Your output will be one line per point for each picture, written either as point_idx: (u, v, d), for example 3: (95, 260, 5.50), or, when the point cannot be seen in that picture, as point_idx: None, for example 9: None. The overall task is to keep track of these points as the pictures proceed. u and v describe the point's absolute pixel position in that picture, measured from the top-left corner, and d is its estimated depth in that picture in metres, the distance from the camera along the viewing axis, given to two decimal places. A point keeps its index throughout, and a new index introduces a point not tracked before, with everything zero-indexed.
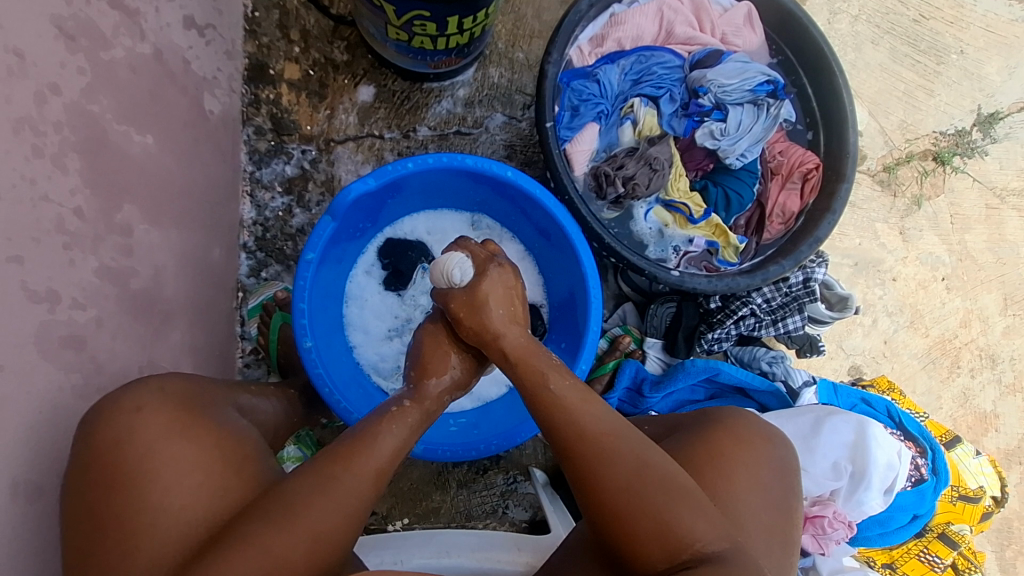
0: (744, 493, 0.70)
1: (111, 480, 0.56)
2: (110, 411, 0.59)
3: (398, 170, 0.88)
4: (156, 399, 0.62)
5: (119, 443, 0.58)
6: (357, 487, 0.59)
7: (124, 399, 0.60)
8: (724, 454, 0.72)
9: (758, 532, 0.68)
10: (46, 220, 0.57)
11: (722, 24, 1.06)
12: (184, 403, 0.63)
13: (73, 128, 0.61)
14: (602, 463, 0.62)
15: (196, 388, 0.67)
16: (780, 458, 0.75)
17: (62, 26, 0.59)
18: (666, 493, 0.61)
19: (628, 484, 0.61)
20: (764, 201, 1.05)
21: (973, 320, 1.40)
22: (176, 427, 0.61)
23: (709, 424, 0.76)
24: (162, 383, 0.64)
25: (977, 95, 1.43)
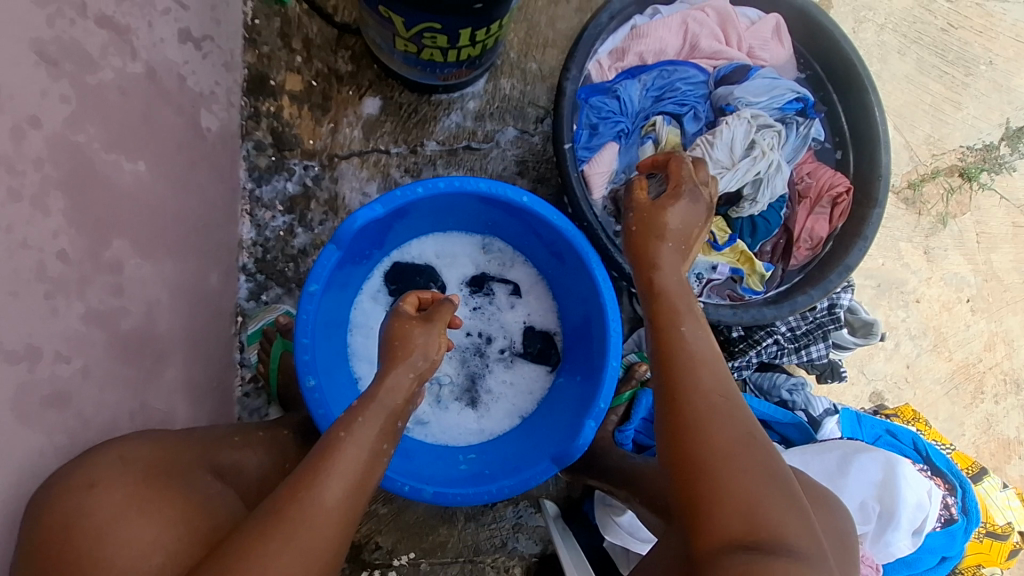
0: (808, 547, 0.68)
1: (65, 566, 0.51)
2: (60, 488, 0.53)
3: (407, 195, 0.83)
4: (114, 472, 0.57)
5: (70, 525, 0.52)
6: (324, 534, 0.57)
7: (76, 476, 0.54)
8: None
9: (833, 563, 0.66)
10: (24, 270, 0.52)
11: (749, 37, 1.00)
12: (147, 473, 0.59)
13: (56, 163, 0.56)
14: (710, 423, 0.63)
15: (162, 453, 0.63)
16: (838, 525, 0.72)
17: (43, 51, 0.54)
18: (761, 476, 0.60)
19: (727, 450, 0.61)
20: (792, 225, 0.99)
21: (998, 343, 1.35)
22: (134, 504, 0.56)
23: None
24: (123, 450, 0.59)
25: (1005, 108, 1.38)
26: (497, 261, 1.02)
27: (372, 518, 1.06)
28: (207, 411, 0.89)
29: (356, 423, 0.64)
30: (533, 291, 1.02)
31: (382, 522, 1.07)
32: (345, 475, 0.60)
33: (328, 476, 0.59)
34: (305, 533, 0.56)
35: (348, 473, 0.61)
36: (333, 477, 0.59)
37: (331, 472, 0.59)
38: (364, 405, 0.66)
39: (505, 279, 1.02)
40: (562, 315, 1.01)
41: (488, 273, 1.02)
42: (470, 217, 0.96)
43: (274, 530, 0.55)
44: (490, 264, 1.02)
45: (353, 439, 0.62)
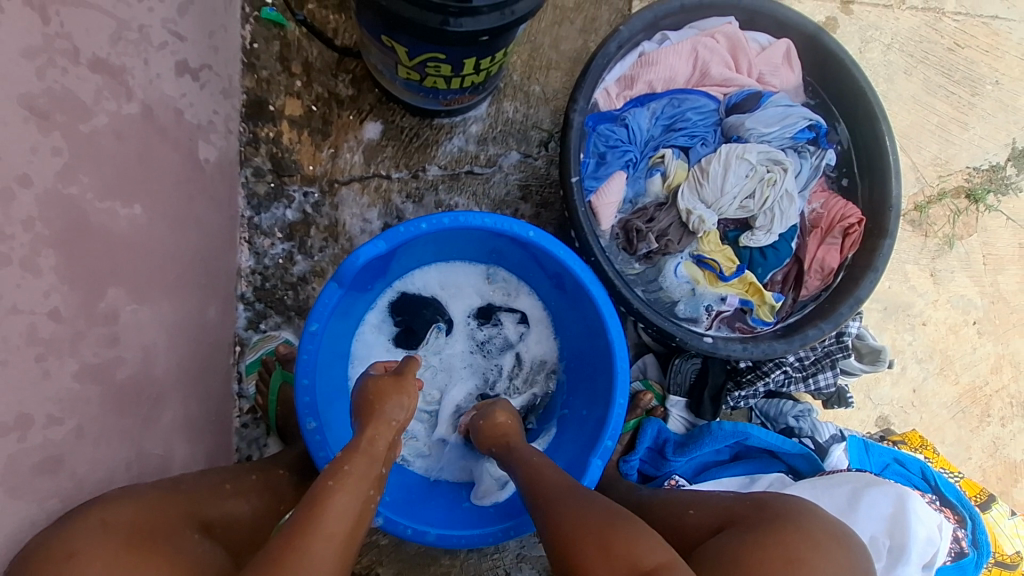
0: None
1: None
2: (37, 562, 0.49)
3: (409, 231, 0.82)
4: (96, 539, 0.53)
5: None
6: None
7: (56, 545, 0.51)
8: (801, 560, 0.68)
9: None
10: (15, 334, 0.50)
11: (760, 63, 0.97)
12: (132, 534, 0.56)
13: (47, 220, 0.54)
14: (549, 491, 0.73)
15: (148, 512, 0.59)
16: (857, 563, 0.70)
17: (33, 104, 0.52)
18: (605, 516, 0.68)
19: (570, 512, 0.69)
20: (802, 255, 0.98)
21: (1004, 366, 1.34)
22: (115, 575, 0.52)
23: (777, 520, 0.73)
24: (105, 512, 0.56)
25: (1011, 128, 1.37)
26: (502, 291, 0.99)
27: (374, 549, 1.04)
28: (206, 449, 0.87)
29: (348, 471, 0.63)
30: (539, 321, 1.00)
31: (383, 553, 1.05)
32: (337, 527, 0.59)
33: (319, 530, 0.58)
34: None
35: (340, 527, 0.59)
36: (324, 531, 0.58)
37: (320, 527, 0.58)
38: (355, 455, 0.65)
39: (510, 309, 1.00)
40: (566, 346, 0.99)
41: (492, 303, 0.99)
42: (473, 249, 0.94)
43: None
44: (496, 294, 1.00)
45: (345, 488, 0.62)
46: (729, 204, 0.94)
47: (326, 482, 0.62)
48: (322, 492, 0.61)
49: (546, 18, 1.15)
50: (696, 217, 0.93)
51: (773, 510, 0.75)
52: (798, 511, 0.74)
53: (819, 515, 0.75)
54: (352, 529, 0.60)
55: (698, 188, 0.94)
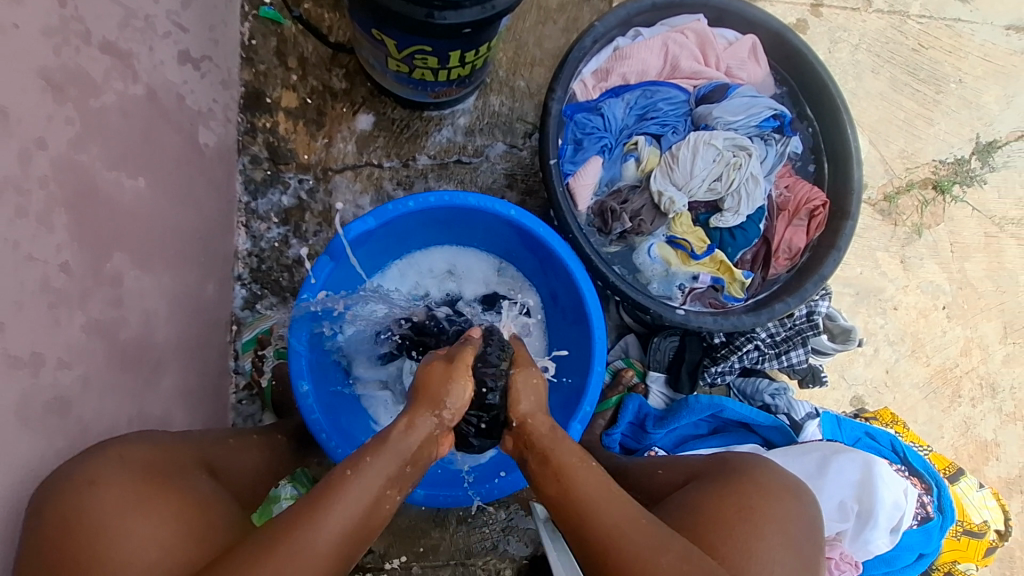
0: (771, 542, 0.67)
1: (63, 563, 0.52)
2: (64, 485, 0.55)
3: (399, 209, 0.87)
4: (114, 470, 0.58)
5: (73, 519, 0.54)
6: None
7: (78, 471, 0.56)
8: (753, 508, 0.70)
9: (773, 543, 0.67)
10: (29, 283, 0.54)
11: (727, 57, 1.04)
12: (147, 470, 0.60)
13: (60, 182, 0.58)
14: (596, 514, 0.61)
15: (162, 452, 0.65)
16: (810, 513, 0.73)
17: (49, 77, 0.56)
18: (678, 560, 0.60)
19: (624, 552, 0.60)
20: (771, 236, 1.03)
21: (973, 349, 1.39)
22: (134, 499, 0.57)
23: (732, 473, 0.77)
24: (123, 450, 0.61)
25: (975, 123, 1.44)
26: (507, 284, 1.04)
27: None
28: (203, 417, 0.91)
29: (373, 459, 0.58)
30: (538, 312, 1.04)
31: None
32: (345, 516, 0.56)
33: (326, 518, 0.55)
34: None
35: (351, 513, 0.56)
36: (331, 518, 0.55)
37: (327, 514, 0.55)
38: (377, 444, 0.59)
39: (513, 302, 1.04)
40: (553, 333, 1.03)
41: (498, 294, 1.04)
42: (475, 235, 0.99)
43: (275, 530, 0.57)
44: (501, 285, 1.04)
45: (363, 476, 0.57)
46: (699, 186, 0.99)
47: (347, 467, 0.58)
48: (343, 478, 0.57)
49: (530, 17, 1.21)
50: (667, 198, 0.98)
51: (734, 465, 0.79)
52: (752, 466, 0.78)
53: (776, 470, 0.78)
54: (363, 522, 0.57)
55: (669, 173, 0.99)
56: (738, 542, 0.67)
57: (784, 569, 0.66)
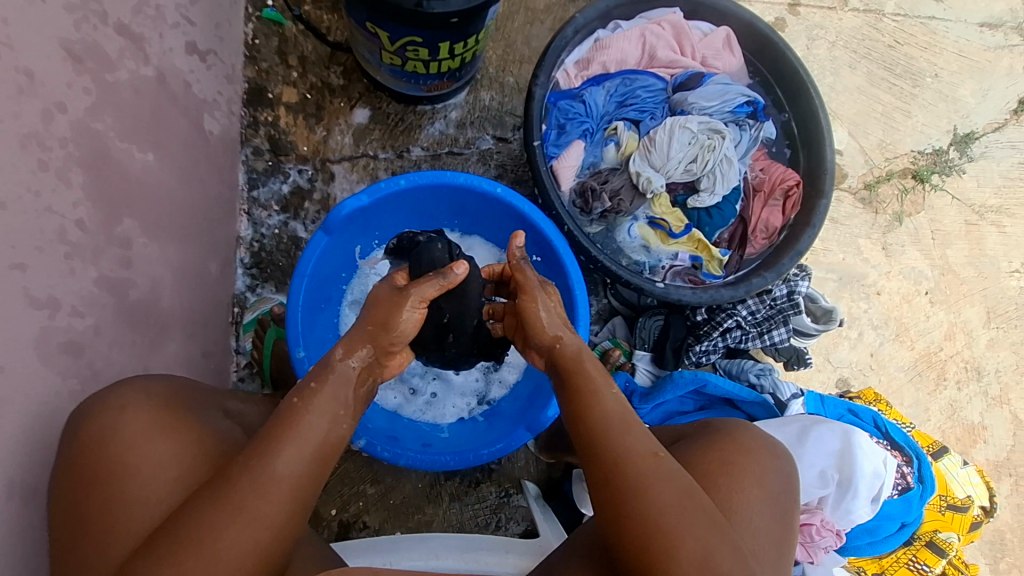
0: (750, 501, 0.70)
1: (93, 478, 0.59)
2: (96, 411, 0.62)
3: (391, 187, 0.92)
4: (141, 398, 0.64)
5: (103, 439, 0.60)
6: (277, 503, 0.58)
7: (108, 399, 0.63)
8: (734, 463, 0.72)
9: (755, 499, 0.70)
10: (49, 231, 0.60)
11: (703, 47, 1.10)
12: (168, 400, 0.66)
13: (78, 145, 0.64)
14: (615, 440, 0.66)
15: (182, 389, 0.70)
16: (786, 470, 0.74)
17: (69, 49, 0.63)
18: (677, 495, 0.63)
19: (633, 471, 0.64)
20: (747, 217, 1.09)
21: (958, 333, 1.42)
22: (158, 425, 0.63)
23: (716, 433, 0.77)
24: (147, 383, 0.67)
25: (953, 115, 1.47)
26: None
27: (360, 498, 1.12)
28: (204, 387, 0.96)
29: (321, 392, 0.63)
30: None
31: (370, 501, 1.12)
32: (302, 445, 0.60)
33: (282, 448, 0.60)
34: (258, 503, 0.57)
35: (305, 443, 0.61)
36: (287, 448, 0.60)
37: (285, 442, 0.60)
38: (322, 373, 0.65)
39: None
40: None
41: None
42: (465, 216, 1.04)
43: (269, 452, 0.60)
44: None
45: (313, 408, 0.62)
46: (676, 168, 1.04)
47: (298, 404, 0.62)
48: (292, 408, 0.62)
49: (518, 18, 1.27)
50: (645, 178, 1.03)
51: (714, 425, 0.79)
52: (734, 427, 0.78)
53: (753, 430, 0.79)
54: (320, 450, 0.62)
55: (648, 156, 1.04)
56: (723, 500, 0.70)
57: (762, 518, 0.70)
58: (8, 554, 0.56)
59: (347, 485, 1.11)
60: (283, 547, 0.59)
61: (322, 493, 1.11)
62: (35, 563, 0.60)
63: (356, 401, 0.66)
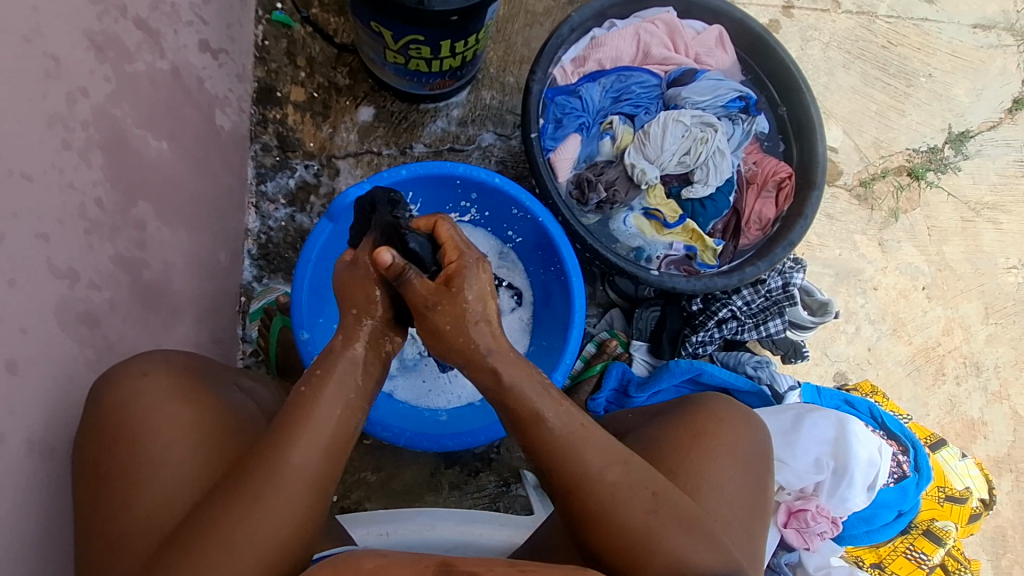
0: (723, 470, 0.72)
1: (117, 437, 0.63)
2: (119, 376, 0.65)
3: (393, 176, 0.96)
4: (160, 367, 0.68)
5: (127, 402, 0.64)
6: (291, 495, 0.60)
7: (130, 367, 0.66)
8: (707, 434, 0.75)
9: (730, 482, 0.72)
10: (70, 206, 0.64)
11: (696, 45, 1.13)
12: (188, 372, 0.70)
13: (98, 128, 0.68)
14: (574, 459, 0.65)
15: (199, 362, 0.74)
16: (759, 438, 0.77)
17: (93, 38, 0.67)
18: (646, 509, 0.64)
19: (597, 489, 0.64)
20: (741, 208, 1.11)
21: (955, 329, 1.43)
22: (178, 392, 0.67)
23: (689, 407, 0.80)
24: (167, 355, 0.70)
25: (947, 114, 1.49)
26: (506, 267, 1.11)
27: (361, 486, 1.13)
28: None
29: (329, 379, 0.65)
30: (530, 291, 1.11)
31: (371, 489, 1.14)
32: (315, 437, 0.62)
33: (295, 439, 0.61)
34: (270, 496, 0.59)
35: (319, 435, 0.63)
36: (300, 440, 0.62)
37: (298, 433, 0.62)
38: (328, 361, 0.67)
39: (505, 284, 1.11)
40: (537, 311, 1.10)
41: (496, 275, 1.11)
42: (471, 204, 1.06)
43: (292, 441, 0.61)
44: (500, 266, 1.12)
45: (322, 401, 0.64)
46: (669, 160, 1.07)
47: (308, 393, 0.64)
48: (300, 397, 0.65)
49: (518, 20, 1.30)
50: (639, 170, 1.06)
51: (687, 398, 0.83)
52: (711, 398, 0.81)
53: (727, 399, 0.82)
54: (331, 443, 0.64)
55: (642, 148, 1.07)
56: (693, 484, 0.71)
57: (733, 485, 0.72)
58: (27, 510, 0.59)
59: (349, 472, 1.13)
60: (299, 542, 0.60)
61: None
62: (53, 524, 0.63)
63: (367, 383, 0.68)
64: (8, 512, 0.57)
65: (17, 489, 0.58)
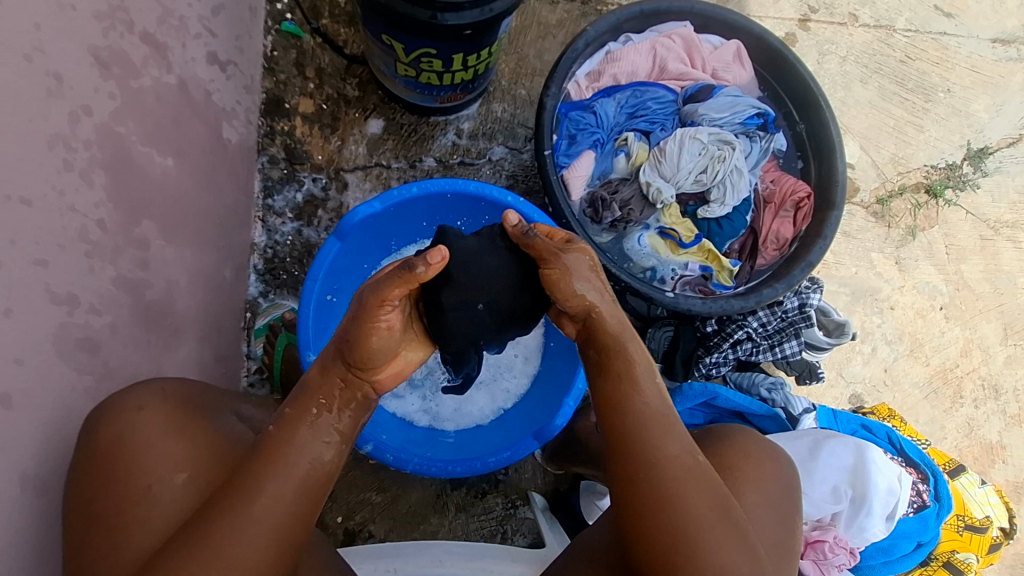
0: (752, 508, 0.70)
1: (110, 472, 0.60)
2: (115, 409, 0.63)
3: (402, 194, 0.93)
4: (158, 398, 0.65)
5: (122, 436, 0.62)
6: (256, 542, 0.57)
7: (125, 399, 0.64)
8: (734, 468, 0.72)
9: (761, 523, 0.69)
10: (71, 229, 0.62)
11: (713, 60, 1.11)
12: (185, 404, 0.67)
13: (101, 147, 0.66)
14: (650, 442, 0.64)
15: (195, 390, 0.71)
16: (785, 474, 0.75)
17: (97, 55, 0.65)
18: (709, 504, 0.63)
19: (666, 462, 0.63)
20: (758, 228, 1.09)
21: (974, 350, 1.40)
22: (173, 424, 0.64)
23: (718, 441, 0.77)
24: (166, 385, 0.68)
25: (966, 130, 1.46)
26: None
27: (366, 507, 1.11)
28: None
29: (302, 422, 0.61)
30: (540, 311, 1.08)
31: (375, 510, 1.11)
32: (287, 483, 0.59)
33: (264, 485, 0.58)
34: (236, 544, 0.56)
35: (290, 479, 0.59)
36: (270, 487, 0.58)
37: (268, 476, 0.58)
38: (309, 398, 0.63)
39: None
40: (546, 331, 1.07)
41: None
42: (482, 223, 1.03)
43: (269, 478, 0.58)
44: None
45: (296, 442, 0.60)
46: (685, 178, 1.05)
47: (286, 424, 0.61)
48: (271, 439, 0.61)
49: (531, 32, 1.28)
50: (654, 189, 1.04)
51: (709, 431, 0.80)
52: (740, 434, 0.78)
53: (752, 432, 0.79)
54: (304, 487, 0.60)
55: (658, 166, 1.05)
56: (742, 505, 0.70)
57: (762, 523, 0.69)
58: (21, 547, 0.57)
59: (354, 492, 1.11)
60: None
61: (329, 501, 1.10)
62: (46, 560, 0.60)
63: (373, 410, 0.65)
64: (1, 552, 0.55)
65: (10, 526, 0.55)
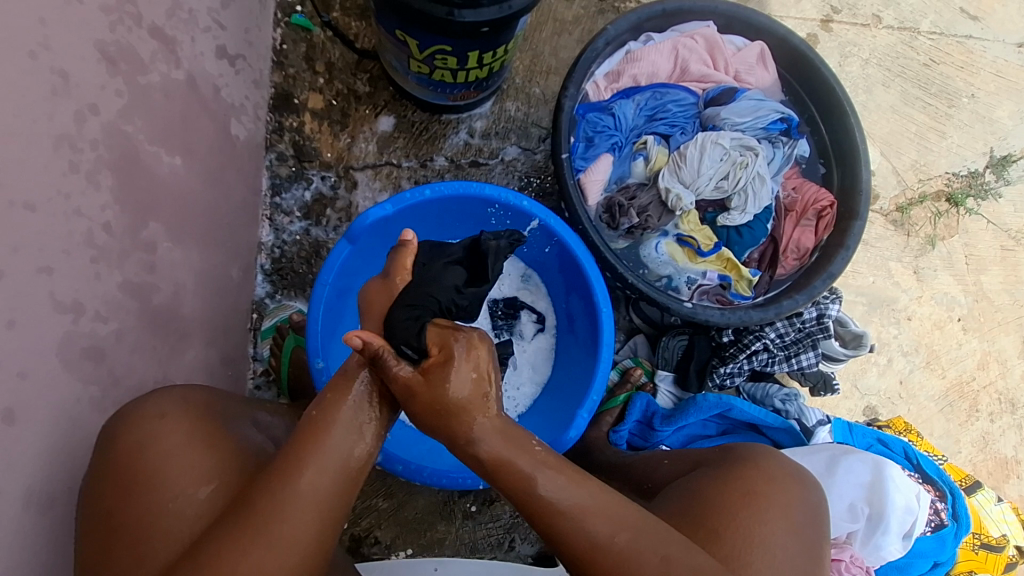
0: (778, 535, 0.68)
1: (130, 485, 0.59)
2: (135, 416, 0.61)
3: (416, 197, 0.91)
4: (180, 407, 0.64)
5: (142, 446, 0.60)
6: (301, 524, 0.57)
7: (148, 406, 0.62)
8: (756, 492, 0.71)
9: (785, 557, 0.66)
10: (76, 234, 0.60)
11: (736, 62, 1.07)
12: (206, 414, 0.66)
13: (108, 147, 0.64)
14: (576, 523, 0.60)
15: (217, 400, 0.70)
16: (812, 499, 0.73)
17: (104, 50, 0.62)
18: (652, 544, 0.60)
19: (604, 540, 0.60)
20: (778, 236, 1.06)
21: (991, 363, 1.37)
22: (197, 436, 0.63)
23: (740, 461, 0.76)
24: (186, 393, 0.66)
25: (989, 137, 1.42)
26: (530, 293, 1.07)
27: (372, 513, 1.09)
28: None
29: (343, 404, 0.63)
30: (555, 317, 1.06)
31: (382, 516, 1.09)
32: (327, 463, 0.59)
33: (307, 463, 0.59)
34: (279, 525, 0.56)
35: (329, 460, 0.60)
36: (312, 466, 0.59)
37: (311, 459, 0.59)
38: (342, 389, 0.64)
39: (528, 310, 1.06)
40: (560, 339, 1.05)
41: (520, 301, 1.06)
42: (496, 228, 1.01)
43: (309, 459, 0.59)
44: (523, 292, 1.07)
45: (340, 422, 0.62)
46: (706, 184, 1.02)
47: (323, 413, 0.62)
48: (312, 420, 0.62)
49: (547, 28, 1.25)
50: (674, 195, 1.01)
51: (733, 453, 0.79)
52: (759, 453, 0.78)
53: (777, 456, 0.78)
54: (345, 468, 0.60)
55: (677, 171, 1.02)
56: (740, 530, 0.67)
57: (787, 550, 0.67)
58: (25, 566, 0.55)
59: (360, 498, 1.09)
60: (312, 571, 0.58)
61: None
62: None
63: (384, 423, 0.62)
64: (5, 572, 0.53)
65: (13, 545, 0.53)
